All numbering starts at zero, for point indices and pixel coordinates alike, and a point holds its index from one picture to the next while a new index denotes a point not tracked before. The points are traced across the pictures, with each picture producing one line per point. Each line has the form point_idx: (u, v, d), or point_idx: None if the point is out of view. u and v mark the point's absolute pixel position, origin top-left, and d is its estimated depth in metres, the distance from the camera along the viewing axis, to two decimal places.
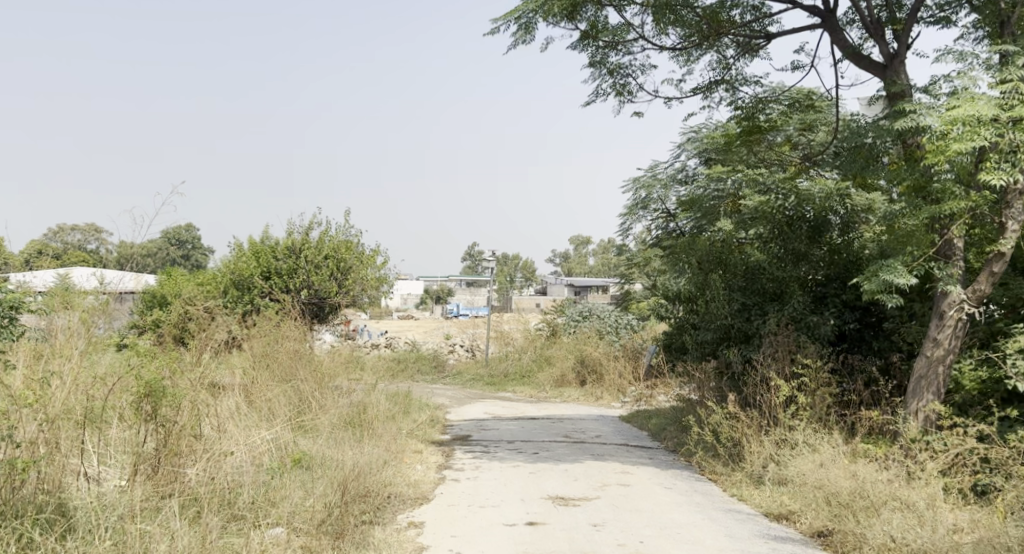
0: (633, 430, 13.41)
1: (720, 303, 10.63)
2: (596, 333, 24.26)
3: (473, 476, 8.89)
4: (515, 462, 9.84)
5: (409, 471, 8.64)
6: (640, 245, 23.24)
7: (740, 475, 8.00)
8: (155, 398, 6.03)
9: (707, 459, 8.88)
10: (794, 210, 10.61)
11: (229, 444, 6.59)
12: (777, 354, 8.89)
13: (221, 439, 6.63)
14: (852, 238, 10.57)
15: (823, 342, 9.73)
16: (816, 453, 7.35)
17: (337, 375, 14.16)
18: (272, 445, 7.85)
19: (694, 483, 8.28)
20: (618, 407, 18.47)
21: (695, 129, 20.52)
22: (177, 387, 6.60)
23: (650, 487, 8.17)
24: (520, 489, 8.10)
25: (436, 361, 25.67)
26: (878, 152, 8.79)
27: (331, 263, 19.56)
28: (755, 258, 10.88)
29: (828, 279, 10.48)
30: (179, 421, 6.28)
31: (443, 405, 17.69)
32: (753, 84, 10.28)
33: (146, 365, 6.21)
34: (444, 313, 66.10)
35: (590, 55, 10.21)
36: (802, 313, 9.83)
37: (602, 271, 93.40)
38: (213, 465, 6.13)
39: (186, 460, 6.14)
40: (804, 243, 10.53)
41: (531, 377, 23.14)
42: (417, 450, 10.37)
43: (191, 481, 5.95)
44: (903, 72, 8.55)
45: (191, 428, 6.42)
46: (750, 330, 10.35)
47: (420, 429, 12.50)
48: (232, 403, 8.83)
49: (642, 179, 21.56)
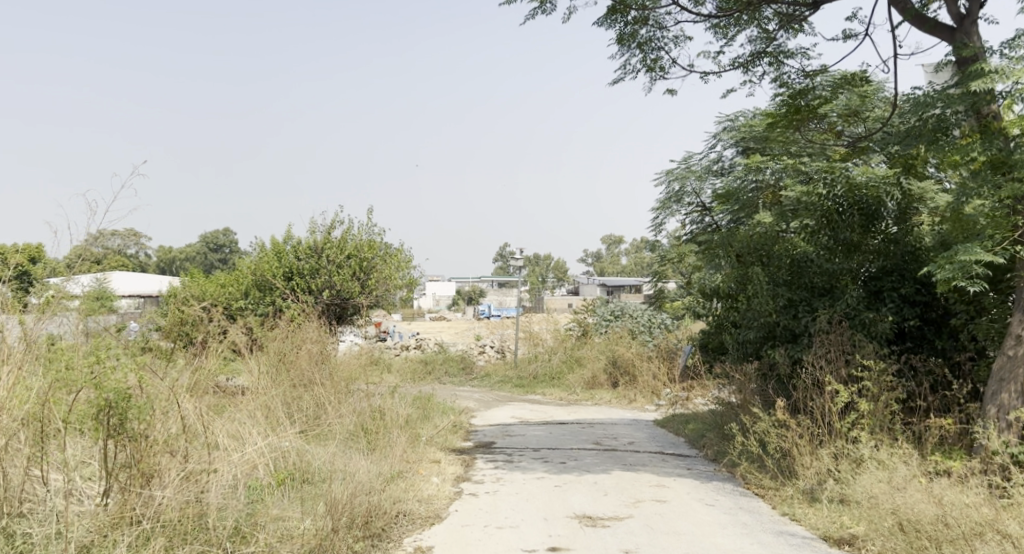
0: (669, 435, 12.52)
1: (764, 299, 9.64)
2: (628, 333, 23.39)
3: (492, 490, 8.09)
4: (539, 472, 9.03)
5: (423, 485, 7.88)
6: (673, 241, 22.36)
7: (792, 491, 7.13)
8: (117, 411, 5.29)
9: (753, 470, 8.01)
10: (845, 197, 9.73)
11: (219, 456, 5.80)
12: (832, 354, 8.03)
13: (211, 451, 5.85)
14: (910, 227, 9.70)
15: (881, 341, 8.84)
16: (885, 471, 6.47)
17: (355, 379, 13.40)
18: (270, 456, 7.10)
19: (739, 499, 7.42)
20: (652, 410, 17.63)
21: (732, 118, 19.58)
22: (149, 393, 5.66)
23: (688, 504, 7.33)
24: (543, 505, 7.30)
25: (464, 363, 24.92)
26: (949, 125, 7.86)
27: (354, 262, 18.85)
28: (800, 250, 10.03)
29: (884, 272, 9.61)
30: (152, 433, 5.51)
31: (469, 409, 16.92)
32: (799, 57, 9.39)
33: (106, 372, 5.27)
34: (475, 314, 65.41)
35: (619, 31, 9.39)
36: (857, 309, 8.97)
37: (635, 270, 92.21)
38: (189, 485, 5.46)
39: (160, 479, 5.40)
40: (857, 233, 9.68)
41: (561, 379, 22.30)
42: (436, 461, 9.58)
43: (162, 505, 5.31)
44: (976, 34, 7.79)
45: (169, 440, 5.68)
46: (798, 328, 9.47)
47: (440, 437, 11.73)
48: (219, 409, 8.09)
49: (675, 172, 20.68)
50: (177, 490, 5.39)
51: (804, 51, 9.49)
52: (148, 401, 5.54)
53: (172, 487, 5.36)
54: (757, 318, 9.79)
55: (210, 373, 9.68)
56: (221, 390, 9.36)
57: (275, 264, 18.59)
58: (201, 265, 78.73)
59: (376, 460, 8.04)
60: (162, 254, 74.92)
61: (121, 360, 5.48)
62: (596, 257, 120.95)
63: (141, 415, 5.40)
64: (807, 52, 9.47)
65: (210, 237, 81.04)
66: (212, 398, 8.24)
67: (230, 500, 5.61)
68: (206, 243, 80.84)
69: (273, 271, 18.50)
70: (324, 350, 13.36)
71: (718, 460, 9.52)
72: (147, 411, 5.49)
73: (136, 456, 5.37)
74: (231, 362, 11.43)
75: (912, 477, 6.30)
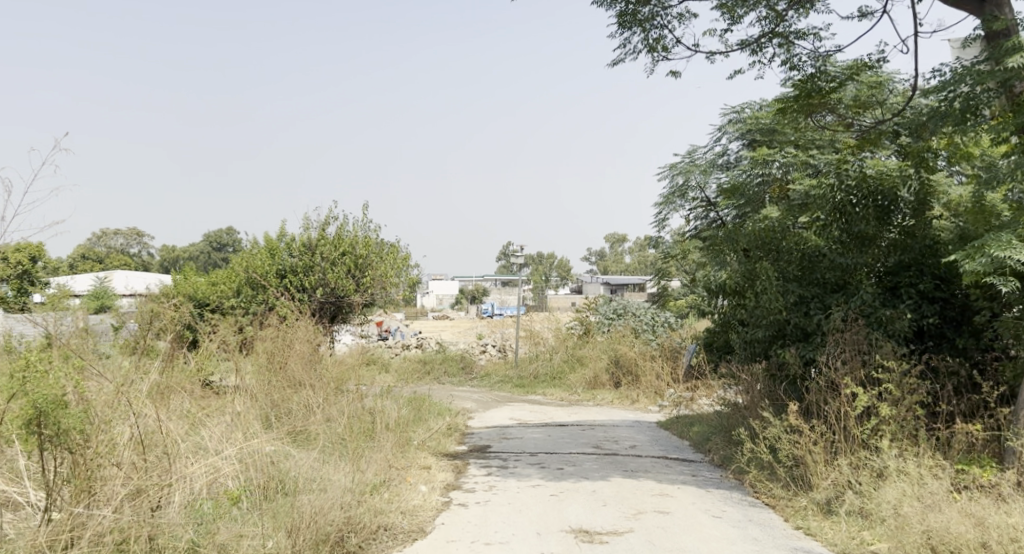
0: (672, 439, 11.98)
1: (773, 295, 9.09)
2: (631, 332, 22.82)
3: (483, 500, 7.55)
4: (535, 480, 8.48)
5: (408, 495, 7.36)
6: (677, 237, 21.77)
7: (808, 504, 6.61)
8: (44, 421, 4.73)
9: (763, 479, 7.46)
10: (860, 187, 9.26)
11: (175, 468, 5.41)
12: (846, 354, 7.51)
13: (166, 461, 5.48)
14: (928, 219, 9.16)
15: (899, 341, 8.29)
16: (912, 488, 5.95)
17: (346, 380, 12.84)
18: (248, 464, 6.58)
19: (748, 510, 6.89)
20: (655, 411, 17.08)
21: (738, 110, 19.01)
22: (87, 403, 5.26)
23: (694, 515, 6.80)
24: (538, 518, 6.77)
25: (464, 362, 24.35)
26: (978, 105, 7.35)
27: (348, 259, 18.19)
28: (811, 243, 9.57)
29: (901, 268, 9.10)
30: (94, 444, 5.10)
31: (466, 411, 16.37)
32: (811, 38, 8.84)
33: (33, 371, 4.75)
34: (478, 313, 64.90)
35: (620, 9, 8.87)
36: (873, 305, 8.44)
37: (639, 268, 91.56)
38: (138, 505, 5.08)
39: (103, 495, 5.01)
40: (872, 225, 9.20)
41: (562, 380, 21.75)
42: (425, 468, 9.04)
43: (104, 522, 4.90)
44: (1007, 7, 7.33)
45: (114, 451, 5.27)
46: (810, 327, 8.90)
47: (433, 440, 11.17)
48: (185, 416, 7.51)
49: (679, 166, 20.11)
50: (122, 509, 5.02)
51: (816, 31, 8.94)
52: (89, 408, 5.10)
53: (115, 505, 4.99)
54: (765, 316, 9.26)
55: (181, 377, 9.06)
56: (193, 396, 8.77)
57: (267, 262, 17.97)
58: (204, 264, 78.33)
59: (358, 469, 7.49)
60: (164, 253, 74.49)
61: (56, 362, 4.98)
62: (599, 255, 120.28)
63: (81, 427, 4.92)
64: (819, 32, 8.95)
65: (213, 236, 80.61)
66: (177, 407, 7.64)
67: (185, 519, 5.22)
68: (209, 242, 80.42)
69: (264, 270, 17.88)
70: (313, 350, 12.79)
71: (725, 467, 8.98)
72: (88, 420, 5.04)
73: (74, 470, 4.98)
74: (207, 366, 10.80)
75: (942, 496, 5.78)
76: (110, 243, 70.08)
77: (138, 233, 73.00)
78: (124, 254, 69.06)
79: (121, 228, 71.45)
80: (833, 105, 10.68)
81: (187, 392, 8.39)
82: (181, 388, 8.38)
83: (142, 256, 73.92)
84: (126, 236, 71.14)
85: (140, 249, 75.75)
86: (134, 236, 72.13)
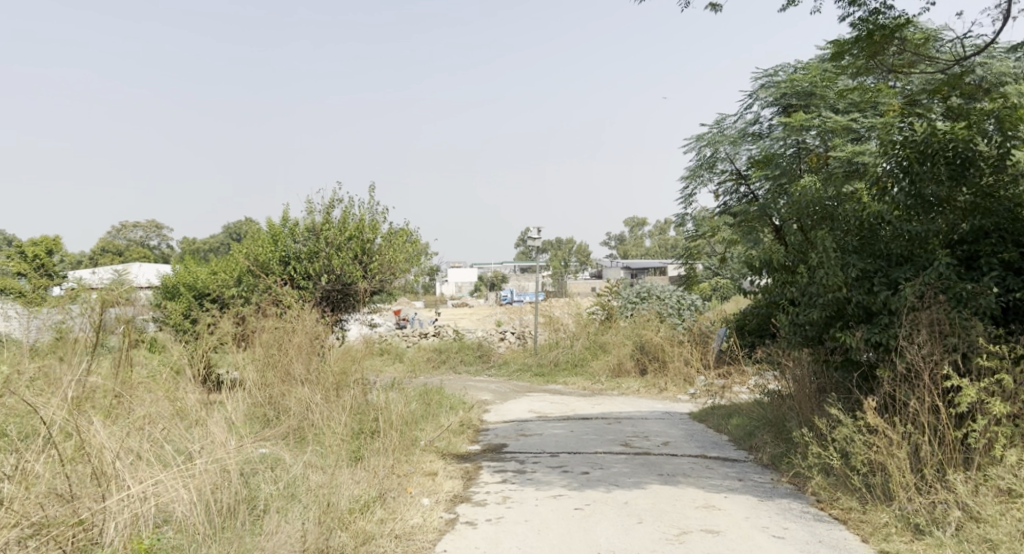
0: (709, 433, 10.75)
1: (831, 269, 7.81)
2: (656, 315, 21.51)
3: (498, 516, 6.39)
4: (557, 488, 7.26)
5: (405, 513, 6.23)
6: (704, 214, 20.47)
7: (894, 523, 5.46)
8: None
9: (830, 486, 6.27)
10: (928, 142, 8.04)
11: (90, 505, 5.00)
12: (930, 338, 6.33)
13: (89, 502, 5.01)
14: (1009, 179, 7.90)
15: (985, 319, 7.06)
16: None
17: (351, 371, 11.54)
18: (220, 480, 5.68)
19: (816, 526, 5.72)
20: (685, 400, 15.84)
21: (770, 74, 17.66)
22: None
23: (749, 534, 5.62)
24: (562, 542, 5.64)
25: (481, 351, 23.13)
26: None
27: (355, 243, 16.66)
28: (870, 208, 8.37)
29: (981, 234, 7.87)
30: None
31: (481, 404, 15.16)
32: None
33: None
34: (498, 300, 63.67)
35: None
36: (952, 279, 7.20)
37: (659, 251, 90.04)
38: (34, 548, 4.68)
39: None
40: (944, 186, 7.93)
41: (584, 367, 20.53)
42: (430, 473, 7.83)
43: None
44: None
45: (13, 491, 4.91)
46: (875, 305, 7.63)
47: (442, 440, 9.80)
48: (137, 429, 6.20)
49: (707, 136, 18.79)
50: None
51: None
52: None
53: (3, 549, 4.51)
54: (821, 295, 8.02)
55: (142, 389, 7.71)
56: (160, 403, 7.42)
57: (269, 248, 16.27)
58: (223, 254, 77.55)
59: (346, 485, 6.32)
60: (184, 245, 73.75)
61: None
62: (620, 239, 118.66)
63: None
64: None
65: (232, 228, 79.75)
66: (122, 423, 6.29)
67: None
68: (229, 233, 79.64)
69: (266, 257, 16.23)
70: (317, 341, 11.41)
71: (779, 470, 7.75)
72: None
73: None
74: (183, 374, 9.42)
75: None
76: (130, 236, 69.34)
77: (158, 226, 72.26)
78: (143, 246, 68.37)
79: (139, 221, 70.76)
80: (901, 39, 9.92)
81: (151, 399, 7.07)
82: (141, 397, 7.03)
83: (160, 248, 73.23)
84: (146, 229, 70.46)
85: (159, 242, 75.02)
86: (154, 229, 71.40)
